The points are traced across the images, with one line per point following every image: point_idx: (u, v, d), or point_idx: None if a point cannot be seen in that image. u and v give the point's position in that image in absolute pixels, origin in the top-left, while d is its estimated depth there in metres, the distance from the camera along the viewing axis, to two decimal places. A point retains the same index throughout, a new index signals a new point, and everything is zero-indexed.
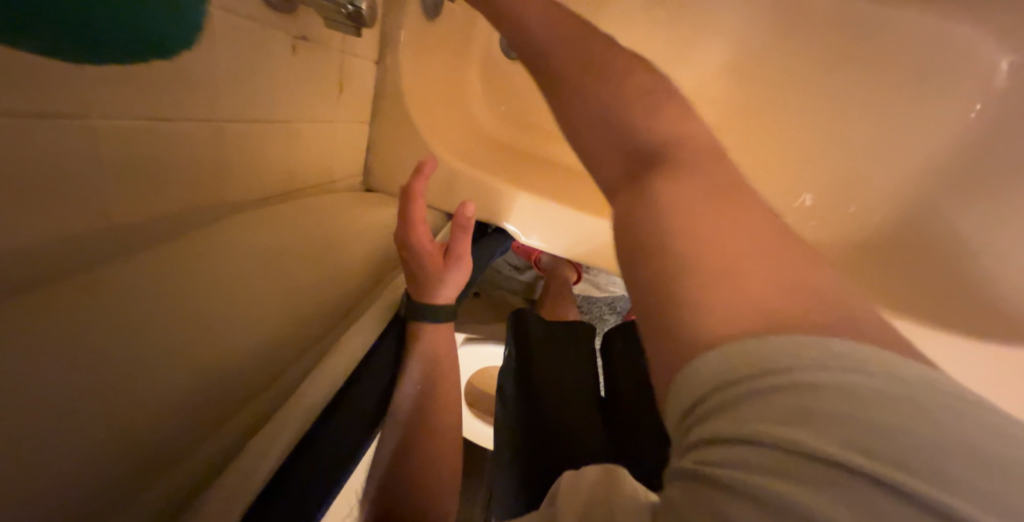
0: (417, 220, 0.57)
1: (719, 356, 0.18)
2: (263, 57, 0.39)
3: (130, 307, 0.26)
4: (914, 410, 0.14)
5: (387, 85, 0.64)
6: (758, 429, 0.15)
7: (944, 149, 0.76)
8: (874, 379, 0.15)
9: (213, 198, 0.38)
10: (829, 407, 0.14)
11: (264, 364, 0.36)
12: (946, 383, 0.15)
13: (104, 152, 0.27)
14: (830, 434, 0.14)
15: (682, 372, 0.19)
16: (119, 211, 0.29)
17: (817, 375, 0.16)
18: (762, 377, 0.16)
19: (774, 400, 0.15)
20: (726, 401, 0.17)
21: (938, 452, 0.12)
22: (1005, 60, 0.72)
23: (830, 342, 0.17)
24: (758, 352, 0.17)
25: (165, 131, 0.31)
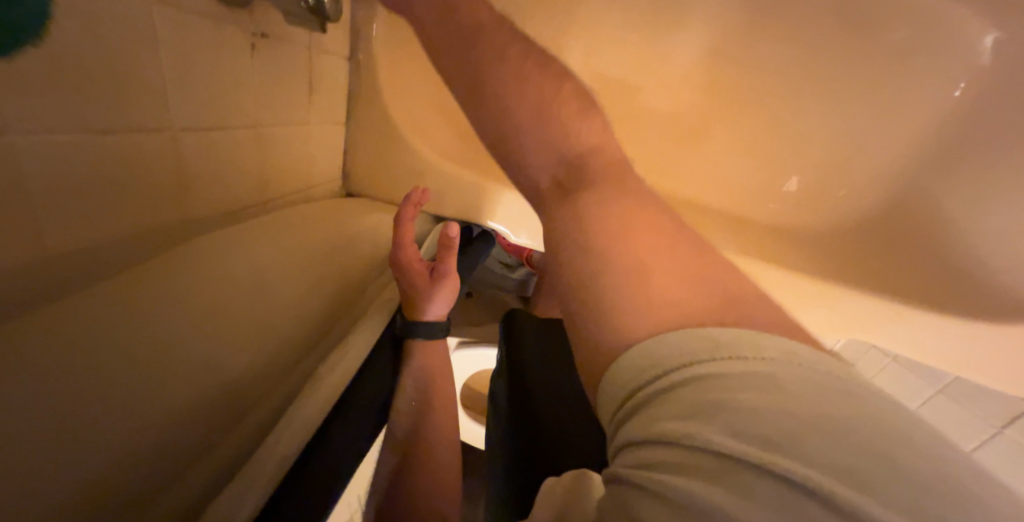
0: (404, 242, 0.57)
1: (635, 360, 0.23)
2: (218, 57, 0.35)
3: (101, 337, 0.24)
4: (775, 392, 0.18)
5: (360, 83, 0.60)
6: (675, 427, 0.19)
7: (932, 129, 0.76)
8: (746, 373, 0.20)
9: (178, 217, 0.35)
10: (717, 395, 0.19)
11: (253, 384, 0.35)
12: (839, 387, 0.19)
13: (47, 171, 0.24)
14: (720, 421, 0.18)
15: (628, 372, 0.24)
16: (71, 240, 0.26)
17: (708, 372, 0.20)
18: (676, 374, 0.21)
19: (679, 398, 0.20)
20: (656, 395, 0.21)
21: (799, 425, 0.16)
22: (990, 35, 0.69)
23: (732, 346, 0.21)
24: (670, 353, 0.22)
25: (114, 145, 0.28)
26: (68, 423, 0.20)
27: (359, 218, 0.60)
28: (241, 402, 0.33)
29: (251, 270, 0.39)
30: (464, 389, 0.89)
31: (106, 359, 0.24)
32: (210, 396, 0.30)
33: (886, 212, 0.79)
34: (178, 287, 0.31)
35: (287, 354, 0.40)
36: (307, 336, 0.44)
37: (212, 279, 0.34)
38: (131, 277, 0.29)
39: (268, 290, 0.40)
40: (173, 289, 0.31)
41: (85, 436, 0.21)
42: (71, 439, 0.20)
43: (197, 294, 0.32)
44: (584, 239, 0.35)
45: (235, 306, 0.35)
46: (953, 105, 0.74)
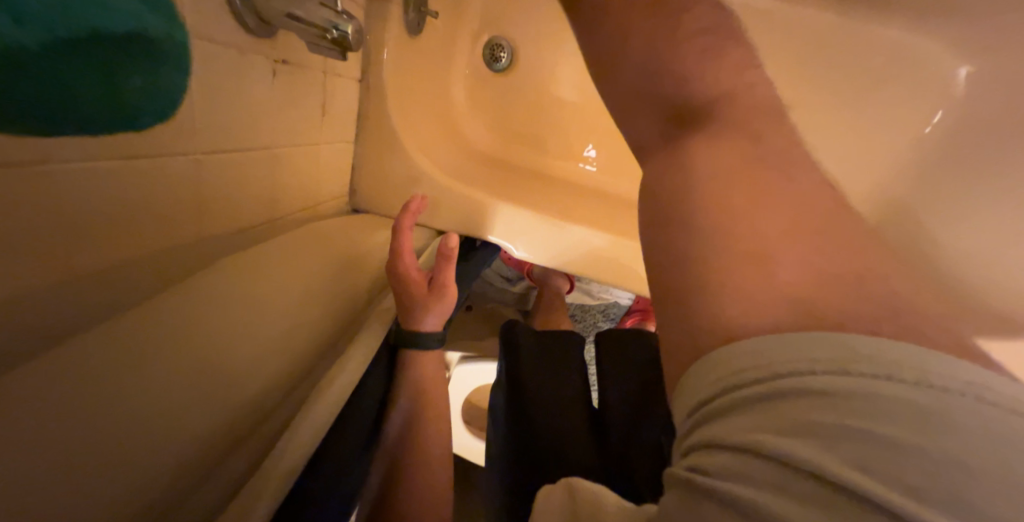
0: (403, 251, 0.59)
1: (739, 360, 0.20)
2: (241, 83, 0.36)
3: (120, 360, 0.24)
4: (916, 417, 0.14)
5: (369, 103, 0.61)
6: (760, 437, 0.16)
7: (914, 151, 0.77)
8: (890, 390, 0.16)
9: (196, 235, 0.36)
10: (838, 417, 0.16)
11: (257, 406, 0.35)
12: (985, 389, 0.15)
13: (66, 194, 0.24)
14: (840, 446, 0.15)
15: (714, 371, 0.21)
16: (85, 261, 0.26)
17: (831, 386, 0.16)
18: (781, 382, 0.18)
19: (779, 411, 0.17)
20: (750, 401, 0.18)
21: (924, 464, 0.13)
22: (962, 68, 0.73)
23: (879, 347, 0.17)
24: (785, 354, 0.18)
25: (140, 175, 0.29)
26: (73, 450, 0.20)
27: (365, 234, 0.61)
28: (249, 423, 0.35)
29: (264, 289, 0.39)
30: (463, 404, 0.89)
31: (124, 383, 0.24)
32: (215, 423, 0.30)
33: None
34: (198, 308, 0.31)
35: (291, 372, 0.40)
36: (310, 355, 0.44)
37: (229, 297, 0.35)
38: (148, 300, 0.29)
39: (281, 310, 0.40)
40: (193, 309, 0.31)
41: (110, 470, 0.22)
42: (75, 468, 0.20)
43: (214, 314, 0.32)
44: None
45: (252, 325, 0.36)
46: (931, 130, 0.76)
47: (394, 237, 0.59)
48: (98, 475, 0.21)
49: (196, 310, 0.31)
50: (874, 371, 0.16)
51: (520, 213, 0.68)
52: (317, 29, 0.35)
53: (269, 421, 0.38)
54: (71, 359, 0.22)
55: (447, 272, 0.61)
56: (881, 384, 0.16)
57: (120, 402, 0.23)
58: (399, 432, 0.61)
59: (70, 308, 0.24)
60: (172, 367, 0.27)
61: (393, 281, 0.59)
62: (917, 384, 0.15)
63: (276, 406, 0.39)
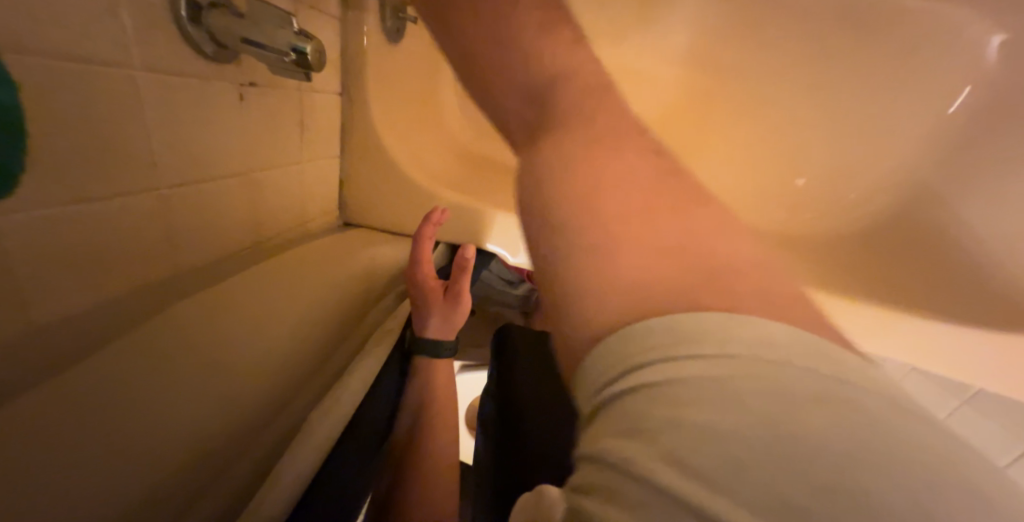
0: (423, 260, 0.62)
1: (599, 357, 0.16)
2: (207, 111, 0.36)
3: (93, 406, 0.24)
4: (749, 404, 0.11)
5: (354, 116, 0.60)
6: (606, 448, 0.12)
7: (940, 131, 0.75)
8: (715, 370, 0.12)
9: (171, 269, 0.35)
10: (674, 409, 0.12)
11: (251, 428, 0.36)
12: (845, 369, 0.12)
13: (23, 247, 0.23)
14: (662, 442, 0.11)
15: (585, 374, 0.16)
16: (54, 308, 0.26)
17: (685, 372, 0.13)
18: (634, 373, 0.14)
19: (621, 412, 0.13)
20: (607, 404, 0.14)
21: (789, 468, 0.10)
22: (995, 36, 0.69)
23: (729, 323, 0.14)
24: (634, 344, 0.15)
25: (97, 215, 0.28)
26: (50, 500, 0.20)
27: (360, 248, 0.60)
28: (236, 451, 0.34)
29: (254, 313, 0.39)
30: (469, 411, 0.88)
31: (98, 430, 0.23)
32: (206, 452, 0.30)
33: (896, 215, 0.77)
34: (181, 339, 0.31)
35: (284, 392, 0.41)
36: (304, 373, 0.44)
37: (216, 325, 0.35)
38: (140, 336, 0.29)
39: (275, 332, 0.40)
40: (176, 341, 0.31)
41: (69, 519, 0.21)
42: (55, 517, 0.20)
43: (199, 343, 0.32)
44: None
45: (235, 351, 0.35)
46: (957, 109, 0.73)
47: (415, 246, 0.62)
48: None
49: (178, 343, 0.31)
50: (743, 354, 0.13)
51: (515, 219, 0.66)
52: (275, 52, 0.34)
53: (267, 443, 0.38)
54: (26, 412, 0.21)
55: (462, 282, 0.64)
56: (707, 363, 0.13)
57: (97, 448, 0.23)
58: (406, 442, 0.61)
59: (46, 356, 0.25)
60: (155, 402, 0.27)
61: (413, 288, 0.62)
62: (778, 365, 0.12)
63: (266, 432, 0.38)
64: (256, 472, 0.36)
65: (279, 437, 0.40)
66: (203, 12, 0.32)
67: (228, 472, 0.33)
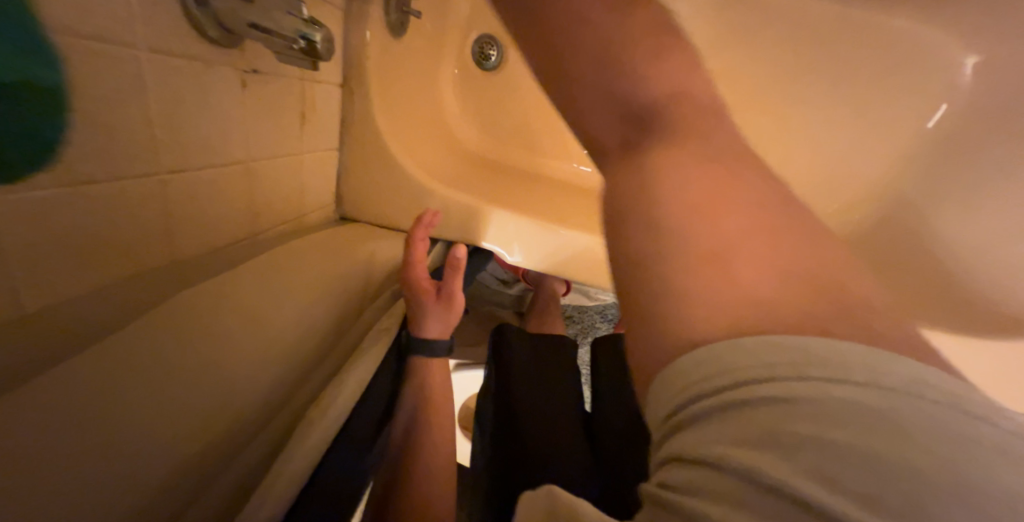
0: (415, 260, 0.62)
1: (700, 365, 0.18)
2: (209, 96, 0.35)
3: (87, 398, 0.23)
4: (879, 426, 0.13)
5: (354, 109, 0.59)
6: (725, 453, 0.14)
7: (917, 145, 0.79)
8: (844, 392, 0.14)
9: (160, 261, 0.33)
10: (807, 427, 0.13)
11: (246, 426, 0.35)
12: (967, 399, 0.14)
13: (15, 231, 0.22)
14: (802, 458, 0.13)
15: (672, 378, 0.19)
16: (39, 294, 0.24)
17: (811, 390, 0.14)
18: (747, 386, 0.16)
19: (739, 422, 0.15)
20: (715, 411, 0.16)
21: (867, 470, 0.12)
22: (969, 58, 0.73)
23: (843, 349, 0.15)
24: (742, 358, 0.17)
25: (94, 198, 0.26)
26: (39, 497, 0.19)
27: (356, 244, 0.59)
28: (227, 452, 0.33)
29: (251, 307, 0.38)
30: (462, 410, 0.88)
31: (95, 423, 0.22)
32: (200, 451, 0.29)
33: (878, 224, 0.80)
34: (176, 331, 0.30)
35: (281, 389, 0.40)
36: (301, 370, 0.44)
37: (213, 317, 0.33)
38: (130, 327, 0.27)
39: (271, 327, 0.39)
40: (171, 333, 0.29)
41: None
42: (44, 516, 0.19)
43: (197, 336, 0.31)
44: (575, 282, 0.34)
45: (232, 345, 0.34)
46: (934, 124, 0.78)
47: (408, 245, 0.62)
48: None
49: (173, 335, 0.29)
50: (822, 376, 0.15)
51: (514, 218, 0.66)
52: (284, 39, 0.34)
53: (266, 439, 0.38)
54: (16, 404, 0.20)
55: (454, 281, 0.64)
56: (833, 385, 0.14)
57: (90, 442, 0.22)
58: (401, 440, 0.61)
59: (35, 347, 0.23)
60: (149, 397, 0.26)
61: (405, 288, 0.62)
62: (902, 391, 0.14)
63: (260, 431, 0.37)
64: (247, 473, 0.35)
65: (272, 436, 0.38)
66: None
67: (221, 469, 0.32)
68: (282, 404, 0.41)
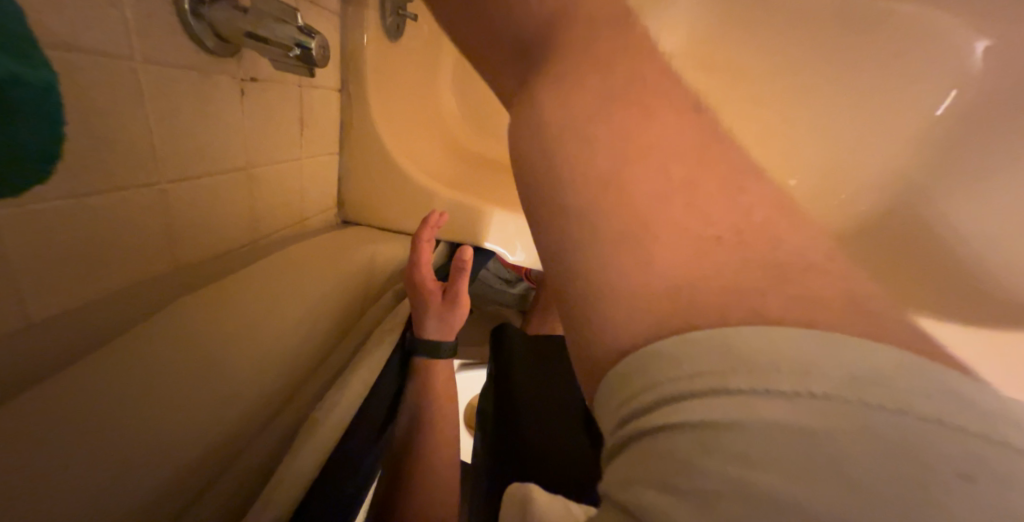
0: (421, 264, 0.61)
1: (624, 375, 0.16)
2: (206, 106, 0.35)
3: (86, 406, 0.23)
4: (814, 461, 0.10)
5: (353, 113, 0.60)
6: (648, 500, 0.12)
7: (926, 133, 0.77)
8: (773, 412, 0.12)
9: (162, 267, 0.34)
10: (730, 467, 0.11)
11: (251, 429, 0.35)
12: (926, 385, 0.11)
13: (15, 243, 0.23)
14: (725, 513, 0.11)
15: (604, 392, 0.17)
16: (41, 305, 0.25)
17: (738, 412, 0.12)
18: (669, 407, 0.13)
19: (658, 453, 0.13)
20: (641, 435, 0.14)
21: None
22: (980, 42, 0.71)
23: (773, 342, 0.13)
24: (659, 372, 0.14)
25: (94, 209, 0.27)
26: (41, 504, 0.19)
27: (357, 246, 0.60)
28: (233, 455, 0.33)
29: (253, 311, 0.38)
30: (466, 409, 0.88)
31: (95, 431, 0.23)
32: (205, 455, 0.30)
33: (887, 215, 0.79)
34: (178, 339, 0.30)
35: (284, 392, 0.41)
36: (304, 372, 0.44)
37: (215, 323, 0.34)
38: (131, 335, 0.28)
39: (274, 331, 0.40)
40: (173, 340, 0.30)
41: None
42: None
43: (200, 343, 0.32)
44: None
45: (236, 351, 0.35)
46: (943, 112, 0.76)
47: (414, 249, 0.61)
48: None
49: (175, 342, 0.30)
50: (793, 388, 0.12)
51: (515, 217, 0.67)
52: (280, 47, 0.34)
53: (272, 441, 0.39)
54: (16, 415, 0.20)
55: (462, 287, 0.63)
56: (763, 402, 0.12)
57: (93, 449, 0.22)
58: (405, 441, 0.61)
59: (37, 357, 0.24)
60: (151, 404, 0.26)
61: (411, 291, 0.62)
62: (840, 399, 0.11)
63: (266, 432, 0.38)
64: (256, 471, 0.36)
65: (281, 435, 0.39)
66: (204, 6, 0.32)
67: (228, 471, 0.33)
68: (287, 406, 0.41)
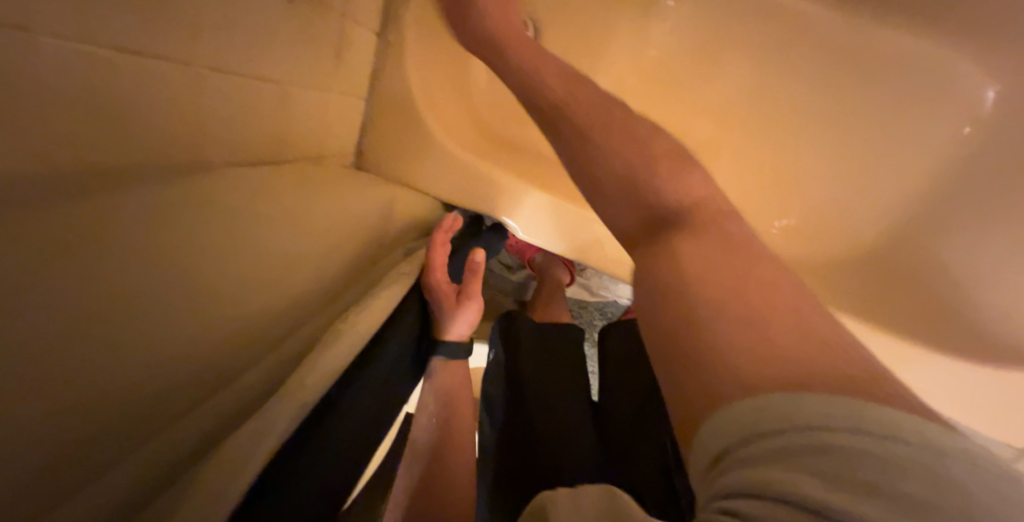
0: (436, 265, 0.66)
1: (750, 410, 0.20)
2: (257, 3, 0.35)
3: (110, 267, 0.21)
4: (916, 479, 0.14)
5: (388, 60, 0.59)
6: (784, 486, 0.15)
7: (935, 172, 0.81)
8: (869, 443, 0.16)
9: (184, 149, 0.30)
10: (853, 473, 0.15)
11: (253, 338, 0.33)
12: (990, 459, 0.15)
13: (91, 82, 0.21)
14: (850, 497, 0.14)
15: (725, 419, 0.21)
16: (105, 146, 0.22)
17: (855, 442, 0.16)
18: (789, 433, 0.17)
19: (786, 458, 0.17)
20: (763, 450, 0.18)
21: (915, 509, 0.13)
22: (991, 91, 0.76)
23: (872, 407, 0.17)
24: (784, 408, 0.19)
25: (153, 72, 0.26)
26: (62, 362, 0.18)
27: (371, 191, 0.58)
28: (241, 355, 0.32)
29: (262, 225, 0.36)
30: None
31: (112, 295, 0.21)
32: (203, 352, 0.27)
33: (886, 251, 0.83)
34: (190, 223, 0.28)
35: (289, 308, 0.39)
36: (310, 295, 0.42)
37: (224, 221, 0.32)
38: (159, 197, 0.26)
39: (279, 244, 0.38)
40: (184, 219, 0.27)
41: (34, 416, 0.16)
42: (59, 387, 0.17)
43: (212, 239, 0.30)
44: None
45: (242, 256, 0.33)
46: (968, 132, 0.78)
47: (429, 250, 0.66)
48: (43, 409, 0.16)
49: (188, 227, 0.28)
50: (850, 426, 0.16)
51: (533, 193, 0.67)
52: None
53: (278, 354, 0.37)
54: (61, 240, 0.18)
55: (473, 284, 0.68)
56: (866, 435, 0.16)
57: (106, 317, 0.20)
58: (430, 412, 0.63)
59: (97, 191, 0.21)
60: (158, 289, 0.24)
61: (429, 291, 0.66)
62: (922, 445, 0.15)
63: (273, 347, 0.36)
64: (242, 404, 0.32)
65: (274, 365, 0.36)
66: None
67: (227, 382, 0.31)
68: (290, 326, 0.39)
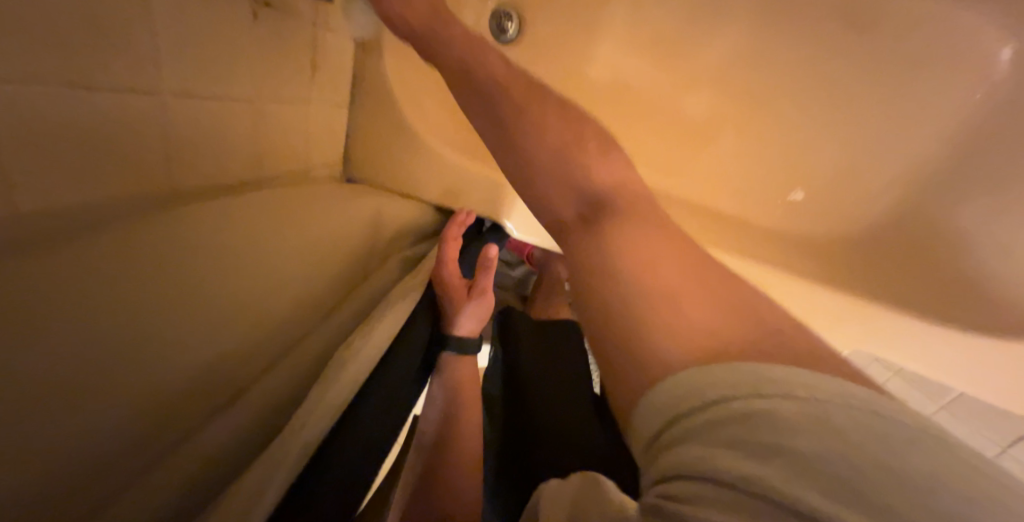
0: (447, 260, 0.65)
1: (680, 384, 0.20)
2: (217, 22, 0.34)
3: (105, 300, 0.21)
4: (843, 437, 0.14)
5: (366, 65, 0.58)
6: (717, 465, 0.15)
7: (948, 139, 0.77)
8: (797, 408, 0.16)
9: (143, 183, 0.30)
10: (780, 440, 0.15)
11: (264, 355, 0.34)
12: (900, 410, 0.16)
13: (8, 128, 0.20)
14: (789, 463, 0.14)
15: (656, 400, 0.21)
16: (26, 190, 0.21)
17: (781, 408, 0.16)
18: (718, 407, 0.18)
19: (719, 431, 0.17)
20: (697, 425, 0.18)
21: (844, 468, 0.13)
22: (1006, 49, 0.70)
23: (795, 373, 0.18)
24: (712, 383, 0.19)
25: (100, 103, 0.25)
26: (71, 391, 0.18)
27: (361, 200, 0.57)
28: (253, 368, 0.33)
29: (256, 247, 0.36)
30: None
31: (112, 323, 0.21)
32: (213, 369, 0.28)
33: (897, 224, 0.80)
34: (183, 248, 0.28)
35: (296, 324, 0.39)
36: (313, 311, 0.43)
37: (220, 246, 0.32)
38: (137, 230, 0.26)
39: (276, 264, 0.38)
40: (176, 245, 0.28)
41: (37, 452, 0.16)
42: (69, 419, 0.18)
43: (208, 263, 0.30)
44: (573, 235, 0.34)
45: (242, 279, 0.33)
46: (982, 96, 0.73)
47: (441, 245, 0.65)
48: (56, 440, 0.17)
49: (182, 251, 0.28)
50: (779, 393, 0.17)
51: None
52: None
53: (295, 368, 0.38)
54: (39, 281, 0.18)
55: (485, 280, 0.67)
56: (794, 401, 0.16)
57: (109, 346, 0.21)
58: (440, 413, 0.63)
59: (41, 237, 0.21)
60: (158, 311, 0.25)
61: (440, 285, 0.65)
62: (851, 405, 0.16)
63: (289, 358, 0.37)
64: (266, 423, 0.33)
65: (294, 379, 0.37)
66: None
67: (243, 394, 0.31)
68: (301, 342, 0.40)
